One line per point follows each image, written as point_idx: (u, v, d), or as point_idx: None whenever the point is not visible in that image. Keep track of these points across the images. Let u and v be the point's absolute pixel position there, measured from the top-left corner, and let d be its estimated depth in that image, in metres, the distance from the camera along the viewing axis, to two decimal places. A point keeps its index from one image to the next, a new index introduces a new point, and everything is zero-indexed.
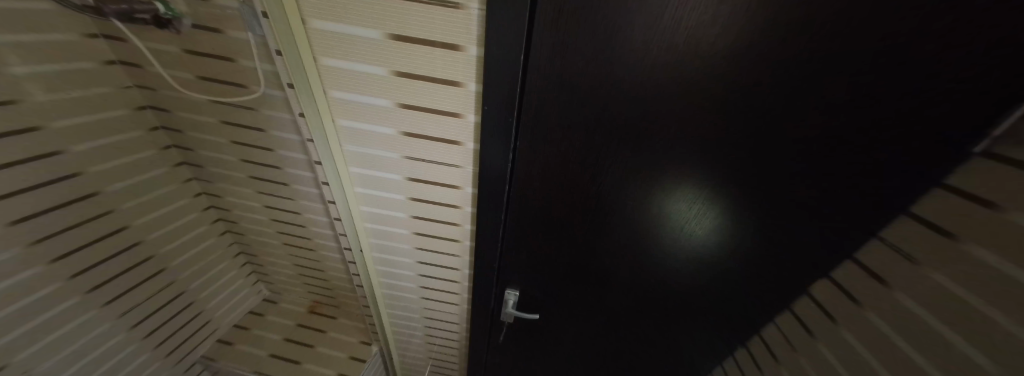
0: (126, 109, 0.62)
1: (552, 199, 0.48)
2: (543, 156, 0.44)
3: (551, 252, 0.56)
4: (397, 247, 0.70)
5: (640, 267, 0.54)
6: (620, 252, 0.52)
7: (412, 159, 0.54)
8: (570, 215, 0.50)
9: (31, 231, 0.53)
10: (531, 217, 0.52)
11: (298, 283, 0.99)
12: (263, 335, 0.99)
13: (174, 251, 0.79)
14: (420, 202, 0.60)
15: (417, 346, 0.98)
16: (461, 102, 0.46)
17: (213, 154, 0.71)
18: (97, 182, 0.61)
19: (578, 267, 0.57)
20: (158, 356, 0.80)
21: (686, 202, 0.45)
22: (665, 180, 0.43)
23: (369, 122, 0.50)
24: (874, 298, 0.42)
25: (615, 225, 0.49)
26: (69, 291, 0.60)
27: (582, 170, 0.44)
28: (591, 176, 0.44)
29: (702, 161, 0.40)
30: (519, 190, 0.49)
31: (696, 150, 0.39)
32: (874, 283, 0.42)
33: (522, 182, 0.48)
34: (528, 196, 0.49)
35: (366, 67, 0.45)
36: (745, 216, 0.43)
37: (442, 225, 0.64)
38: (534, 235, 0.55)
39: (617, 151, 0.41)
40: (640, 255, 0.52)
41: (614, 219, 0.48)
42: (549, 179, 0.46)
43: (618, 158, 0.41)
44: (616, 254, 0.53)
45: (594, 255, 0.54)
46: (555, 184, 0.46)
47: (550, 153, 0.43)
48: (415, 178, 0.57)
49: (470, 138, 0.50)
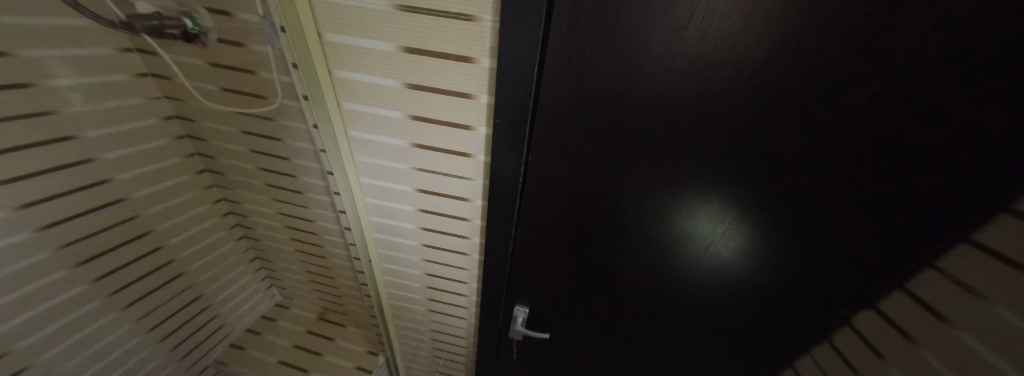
0: (155, 118, 0.65)
1: (565, 215, 0.46)
2: (555, 170, 0.42)
3: (563, 269, 0.54)
4: (407, 259, 0.69)
5: (659, 288, 0.51)
6: (637, 271, 0.49)
7: (422, 171, 0.53)
8: (583, 232, 0.47)
9: (61, 234, 0.56)
10: (543, 234, 0.50)
11: (308, 289, 1.00)
12: (273, 340, 1.00)
13: (193, 256, 0.81)
14: (429, 214, 0.59)
15: (423, 359, 0.96)
16: (472, 114, 0.45)
17: (233, 161, 0.73)
18: (124, 188, 0.63)
19: (592, 285, 0.54)
20: (173, 358, 0.82)
21: (712, 224, 0.42)
22: (687, 197, 0.40)
23: (381, 133, 0.50)
24: (931, 335, 0.37)
25: (632, 243, 0.46)
26: (93, 293, 0.63)
27: (597, 186, 0.42)
28: (607, 191, 0.42)
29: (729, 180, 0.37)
30: (529, 205, 0.47)
31: (721, 167, 0.36)
32: (930, 318, 0.37)
33: (533, 197, 0.46)
34: (540, 212, 0.47)
35: (378, 79, 0.44)
36: (776, 239, 0.40)
37: (450, 237, 0.62)
38: (544, 252, 0.52)
39: (635, 166, 0.38)
40: (659, 275, 0.49)
41: (631, 237, 0.45)
42: (562, 194, 0.44)
43: (635, 173, 0.39)
44: (633, 274, 0.50)
45: (609, 274, 0.51)
46: (569, 200, 0.44)
47: (563, 168, 0.41)
48: (424, 190, 0.56)
49: (480, 150, 0.48)
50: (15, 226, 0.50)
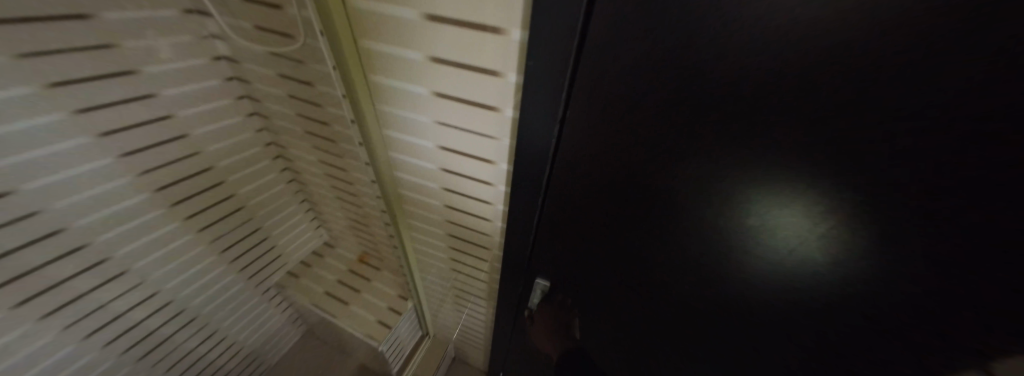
0: (205, 58, 0.66)
1: (598, 186, 0.38)
2: (598, 132, 0.33)
3: (588, 248, 0.47)
4: (433, 215, 0.68)
5: (694, 301, 0.40)
6: (672, 269, 0.39)
7: (442, 125, 0.48)
8: (625, 215, 0.39)
9: (138, 162, 0.63)
10: (574, 209, 0.43)
11: (348, 233, 1.07)
12: (321, 274, 1.12)
13: (251, 193, 0.89)
14: (450, 174, 0.56)
15: (446, 311, 1.01)
16: (502, 60, 0.37)
17: (276, 105, 0.75)
18: (184, 125, 0.68)
19: (617, 273, 0.46)
20: (241, 278, 0.96)
21: (789, 248, 0.29)
22: (772, 183, 0.27)
23: (400, 79, 0.45)
24: None
25: (674, 232, 0.36)
26: (169, 217, 0.72)
27: (647, 158, 0.32)
28: (656, 158, 0.32)
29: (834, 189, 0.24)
30: (563, 174, 0.40)
31: (833, 168, 0.23)
32: None
33: (569, 165, 0.38)
34: (574, 181, 0.40)
35: (393, 10, 0.38)
36: (907, 297, 0.25)
37: (474, 200, 0.59)
38: (574, 230, 0.46)
39: (703, 126, 0.27)
40: (700, 283, 0.38)
41: (674, 224, 0.35)
42: (599, 158, 0.35)
43: (701, 137, 0.28)
44: (667, 271, 0.40)
45: (639, 264, 0.42)
46: (606, 166, 0.36)
47: (602, 120, 0.32)
48: (445, 146, 0.51)
49: (509, 105, 0.41)
50: (98, 153, 0.56)
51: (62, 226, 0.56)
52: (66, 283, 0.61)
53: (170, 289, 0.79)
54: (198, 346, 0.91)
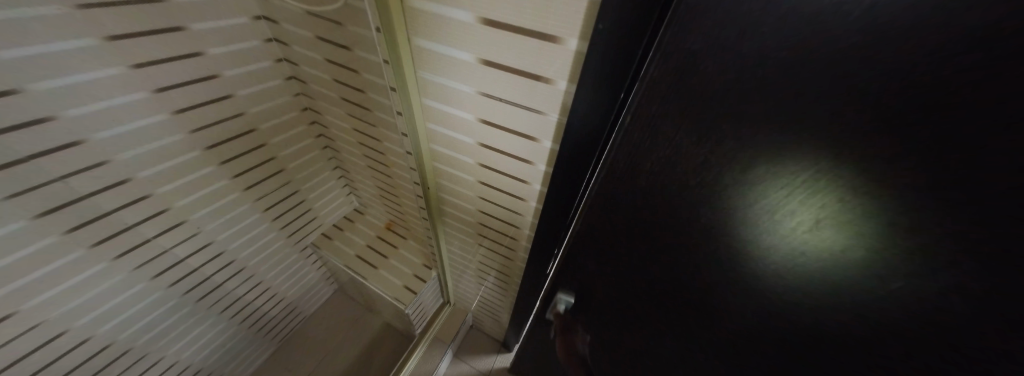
0: (246, 18, 0.67)
1: (647, 220, 0.31)
2: (650, 164, 0.27)
3: (625, 285, 0.38)
4: (466, 204, 0.72)
5: None
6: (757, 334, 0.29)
7: (485, 123, 0.50)
8: (675, 260, 0.31)
9: (191, 120, 0.67)
10: (607, 241, 0.36)
11: (378, 200, 1.13)
12: (352, 238, 1.21)
13: (290, 156, 0.93)
14: (488, 169, 0.58)
15: (468, 281, 1.08)
16: (553, 66, 0.37)
17: (315, 72, 0.76)
18: (229, 85, 0.70)
19: (666, 323, 0.36)
20: (282, 235, 1.04)
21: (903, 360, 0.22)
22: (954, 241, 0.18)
23: (448, 77, 0.46)
24: None
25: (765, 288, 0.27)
26: (219, 174, 0.77)
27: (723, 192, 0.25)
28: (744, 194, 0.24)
29: (860, 231, 0.20)
30: (603, 206, 0.33)
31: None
32: None
33: (609, 196, 0.32)
34: (614, 214, 0.33)
35: (449, 11, 0.38)
36: None
37: (507, 195, 0.61)
38: (603, 261, 0.38)
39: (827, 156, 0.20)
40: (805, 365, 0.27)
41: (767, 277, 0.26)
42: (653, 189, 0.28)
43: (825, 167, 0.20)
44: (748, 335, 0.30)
45: (700, 319, 0.32)
46: (663, 197, 0.28)
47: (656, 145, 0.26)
48: (486, 144, 0.53)
49: (557, 110, 0.41)
50: (155, 107, 0.61)
51: (127, 177, 0.62)
52: (135, 227, 0.67)
53: (221, 240, 0.85)
54: (246, 293, 1.01)
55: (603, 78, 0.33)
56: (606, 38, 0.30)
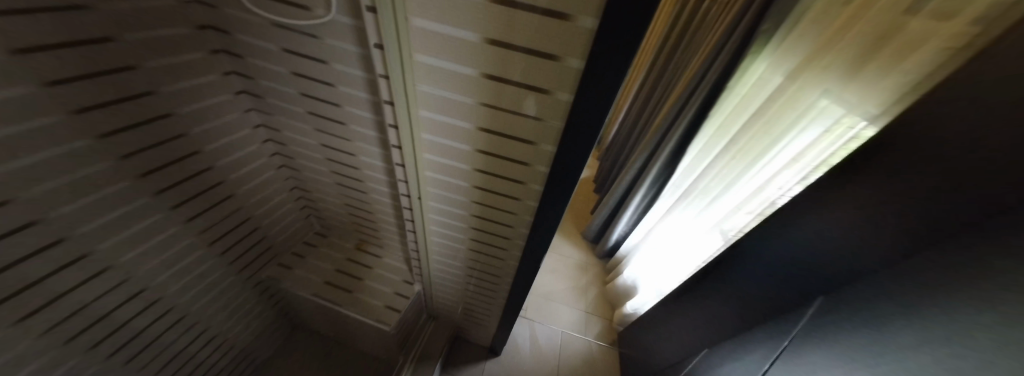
0: (188, 27, 0.58)
1: None
2: None
3: None
4: (457, 211, 0.73)
5: None
6: None
7: (485, 131, 0.53)
8: None
9: (117, 146, 0.55)
10: None
11: (347, 219, 1.05)
12: (317, 265, 1.11)
13: (241, 179, 0.83)
14: (484, 174, 0.61)
15: (453, 290, 1.07)
16: (554, 80, 0.42)
17: (274, 85, 0.69)
18: (168, 102, 0.60)
19: None
20: (233, 270, 0.93)
21: None
22: None
23: (449, 90, 0.48)
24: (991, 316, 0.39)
25: None
26: (156, 206, 0.66)
27: None
28: None
29: None
30: None
31: None
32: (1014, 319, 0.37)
33: None
34: None
35: (454, 32, 0.40)
36: None
37: (503, 197, 0.65)
38: None
39: None
40: None
41: None
42: None
43: None
44: None
45: None
46: None
47: None
48: (484, 151, 0.56)
49: (556, 117, 0.46)
50: (78, 131, 0.49)
51: (33, 220, 0.48)
52: (47, 281, 0.53)
53: (158, 285, 0.74)
54: (188, 345, 0.87)
55: (601, 92, 0.39)
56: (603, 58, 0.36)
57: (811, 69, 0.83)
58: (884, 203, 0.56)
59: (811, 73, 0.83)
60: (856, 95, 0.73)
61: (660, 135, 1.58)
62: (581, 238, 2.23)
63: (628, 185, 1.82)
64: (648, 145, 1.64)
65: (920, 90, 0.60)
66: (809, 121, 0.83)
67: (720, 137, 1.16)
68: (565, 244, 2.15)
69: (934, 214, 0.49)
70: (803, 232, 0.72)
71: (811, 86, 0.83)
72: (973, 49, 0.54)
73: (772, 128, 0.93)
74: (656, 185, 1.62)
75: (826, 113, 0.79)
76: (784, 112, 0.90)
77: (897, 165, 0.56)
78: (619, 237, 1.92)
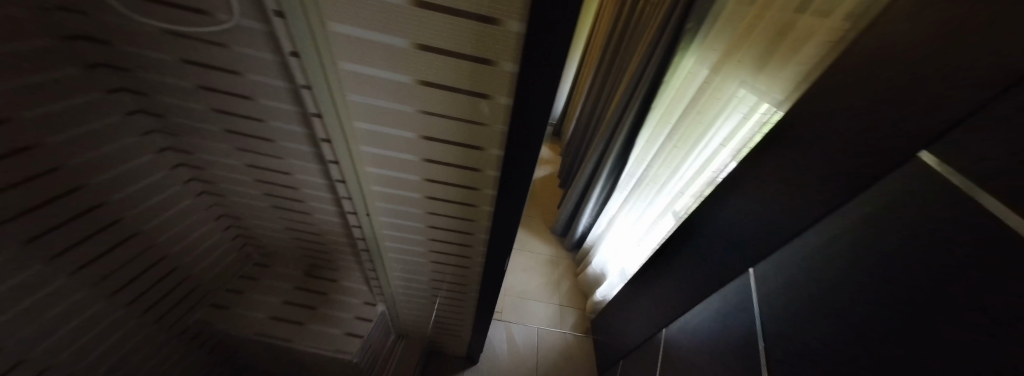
0: (50, 37, 0.44)
1: None
2: None
3: None
4: (412, 223, 0.70)
5: None
6: None
7: (429, 140, 0.50)
8: None
9: None
10: None
11: (291, 244, 0.94)
12: (260, 299, 0.98)
13: (146, 214, 0.69)
14: (435, 183, 0.59)
15: (420, 305, 1.03)
16: (492, 83, 0.41)
17: (178, 102, 0.58)
18: (31, 131, 0.47)
19: None
20: (148, 323, 0.79)
21: None
22: None
23: (384, 99, 0.45)
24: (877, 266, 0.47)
25: None
26: (28, 259, 0.53)
27: None
28: None
29: None
30: None
31: None
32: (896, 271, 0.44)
33: None
34: None
35: (381, 37, 0.38)
36: None
37: (457, 205, 0.63)
38: None
39: None
40: None
41: None
42: None
43: None
44: None
45: None
46: None
47: None
48: (431, 159, 0.54)
49: (498, 120, 0.46)
50: None
51: None
52: None
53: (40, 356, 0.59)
54: None
55: (537, 95, 0.39)
56: (535, 62, 0.36)
57: (731, 62, 0.93)
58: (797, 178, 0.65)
59: (730, 66, 0.92)
60: (765, 85, 0.82)
61: (610, 128, 1.67)
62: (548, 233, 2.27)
63: (587, 178, 1.89)
64: (601, 139, 1.73)
65: (812, 78, 0.69)
66: (732, 108, 0.93)
67: (663, 127, 1.25)
68: (535, 241, 2.17)
69: (834, 184, 0.57)
70: (739, 209, 0.80)
71: (731, 77, 0.92)
72: (846, 42, 0.64)
73: (704, 116, 1.02)
74: (612, 176, 1.70)
75: (744, 100, 0.90)
76: (712, 102, 0.99)
77: (804, 143, 0.64)
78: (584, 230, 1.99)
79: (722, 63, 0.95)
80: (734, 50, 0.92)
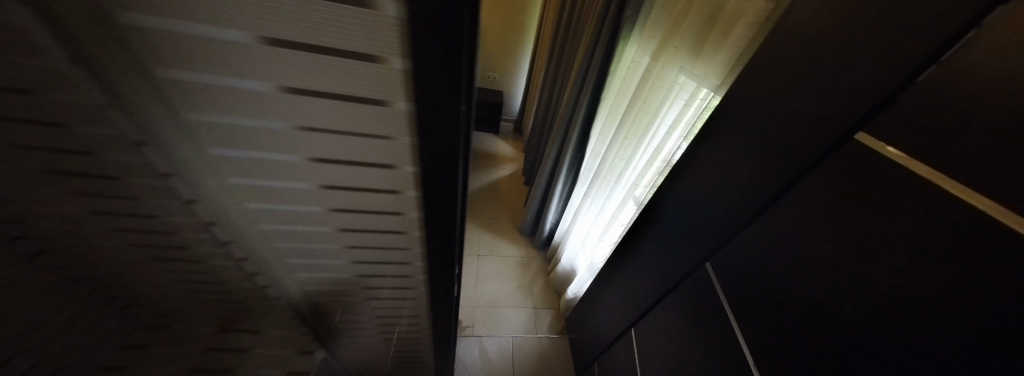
0: None
1: None
2: None
3: None
4: (330, 264, 0.56)
5: None
6: None
7: (317, 161, 0.37)
8: None
9: None
10: None
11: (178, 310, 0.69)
12: None
13: None
14: (343, 212, 0.46)
15: (370, 342, 0.89)
16: (384, 88, 0.30)
17: None
18: None
19: None
20: None
21: None
22: None
23: (226, 120, 0.30)
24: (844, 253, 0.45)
25: None
26: None
27: None
28: None
29: None
30: None
31: None
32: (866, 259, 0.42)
33: None
34: None
35: (177, 26, 0.23)
36: None
37: (379, 234, 0.51)
38: None
39: None
40: None
41: None
42: None
43: None
44: None
45: None
46: None
47: None
48: (328, 185, 0.41)
49: (404, 132, 0.34)
50: None
51: None
52: None
53: None
54: None
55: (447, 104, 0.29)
56: (424, 59, 0.26)
57: (670, 49, 0.91)
58: (747, 163, 0.63)
59: (670, 52, 0.91)
60: (704, 69, 0.81)
61: (565, 122, 1.64)
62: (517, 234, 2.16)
63: (548, 175, 1.85)
64: (557, 133, 1.69)
65: (742, 61, 0.69)
66: (676, 95, 0.92)
67: (615, 117, 1.23)
68: (504, 243, 2.06)
69: (781, 166, 0.55)
70: (694, 197, 0.78)
71: (672, 63, 0.91)
72: (770, 24, 0.64)
73: (651, 104, 1.01)
74: (571, 170, 1.67)
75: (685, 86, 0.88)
76: (654, 90, 0.99)
77: (747, 126, 0.63)
78: (550, 227, 1.94)
79: (663, 50, 0.93)
80: (673, 36, 0.90)
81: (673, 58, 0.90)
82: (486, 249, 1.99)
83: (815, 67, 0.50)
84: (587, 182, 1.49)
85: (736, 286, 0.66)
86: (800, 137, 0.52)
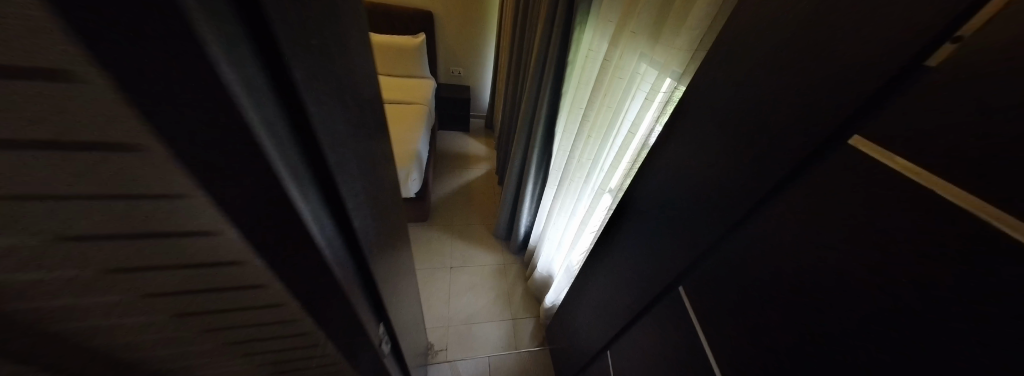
0: None
1: None
2: None
3: None
4: (198, 351, 0.41)
5: None
6: None
7: (76, 238, 0.24)
8: None
9: None
10: None
11: None
12: None
13: None
14: (180, 294, 0.32)
15: None
16: (104, 114, 0.17)
17: None
18: None
19: None
20: None
21: None
22: None
23: None
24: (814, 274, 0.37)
25: None
26: None
27: None
28: None
29: None
30: None
31: None
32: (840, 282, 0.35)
33: None
34: None
35: None
36: None
37: (252, 310, 0.37)
38: None
39: None
40: None
41: None
42: None
43: None
44: None
45: None
46: None
47: None
48: (126, 267, 0.27)
49: (189, 183, 0.21)
50: None
51: None
52: None
53: None
54: None
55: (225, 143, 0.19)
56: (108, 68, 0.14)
57: (627, 34, 0.81)
58: (716, 163, 0.53)
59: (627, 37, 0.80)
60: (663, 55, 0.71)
61: (528, 119, 1.53)
62: (492, 239, 2.04)
63: (517, 176, 1.74)
64: (522, 131, 1.58)
65: (707, 46, 0.60)
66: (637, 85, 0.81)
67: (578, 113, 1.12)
68: (478, 251, 1.93)
69: (745, 170, 0.47)
70: (662, 203, 0.68)
71: (630, 49, 0.80)
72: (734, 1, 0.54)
73: (612, 97, 0.89)
74: (540, 170, 1.56)
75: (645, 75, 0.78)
76: (614, 82, 0.88)
77: (714, 123, 0.53)
78: (525, 231, 1.83)
79: (619, 35, 0.82)
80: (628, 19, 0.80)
81: (630, 44, 0.80)
82: (459, 260, 1.85)
83: (783, 46, 0.41)
84: (555, 183, 1.39)
85: (706, 304, 0.58)
86: (774, 132, 0.43)
